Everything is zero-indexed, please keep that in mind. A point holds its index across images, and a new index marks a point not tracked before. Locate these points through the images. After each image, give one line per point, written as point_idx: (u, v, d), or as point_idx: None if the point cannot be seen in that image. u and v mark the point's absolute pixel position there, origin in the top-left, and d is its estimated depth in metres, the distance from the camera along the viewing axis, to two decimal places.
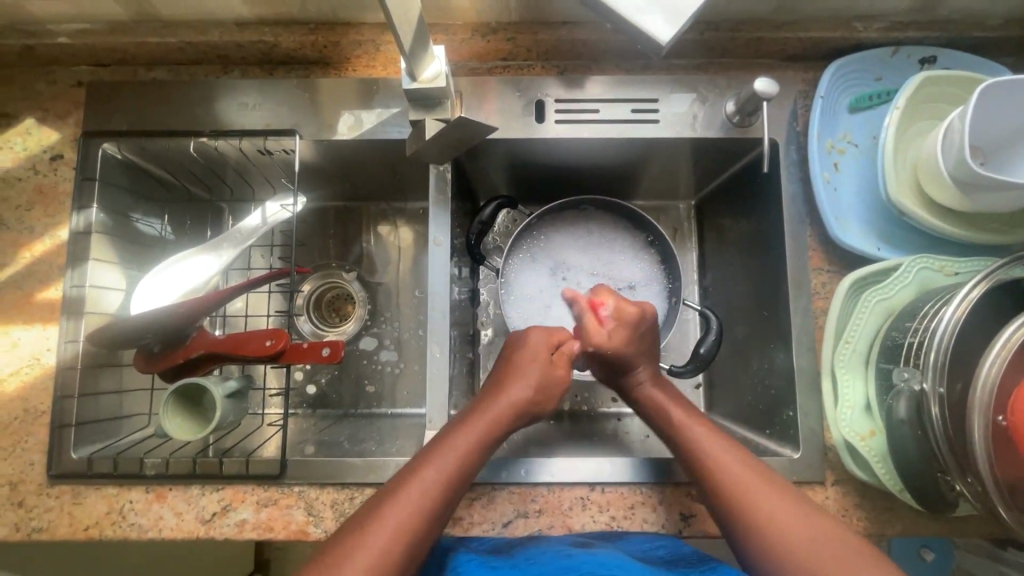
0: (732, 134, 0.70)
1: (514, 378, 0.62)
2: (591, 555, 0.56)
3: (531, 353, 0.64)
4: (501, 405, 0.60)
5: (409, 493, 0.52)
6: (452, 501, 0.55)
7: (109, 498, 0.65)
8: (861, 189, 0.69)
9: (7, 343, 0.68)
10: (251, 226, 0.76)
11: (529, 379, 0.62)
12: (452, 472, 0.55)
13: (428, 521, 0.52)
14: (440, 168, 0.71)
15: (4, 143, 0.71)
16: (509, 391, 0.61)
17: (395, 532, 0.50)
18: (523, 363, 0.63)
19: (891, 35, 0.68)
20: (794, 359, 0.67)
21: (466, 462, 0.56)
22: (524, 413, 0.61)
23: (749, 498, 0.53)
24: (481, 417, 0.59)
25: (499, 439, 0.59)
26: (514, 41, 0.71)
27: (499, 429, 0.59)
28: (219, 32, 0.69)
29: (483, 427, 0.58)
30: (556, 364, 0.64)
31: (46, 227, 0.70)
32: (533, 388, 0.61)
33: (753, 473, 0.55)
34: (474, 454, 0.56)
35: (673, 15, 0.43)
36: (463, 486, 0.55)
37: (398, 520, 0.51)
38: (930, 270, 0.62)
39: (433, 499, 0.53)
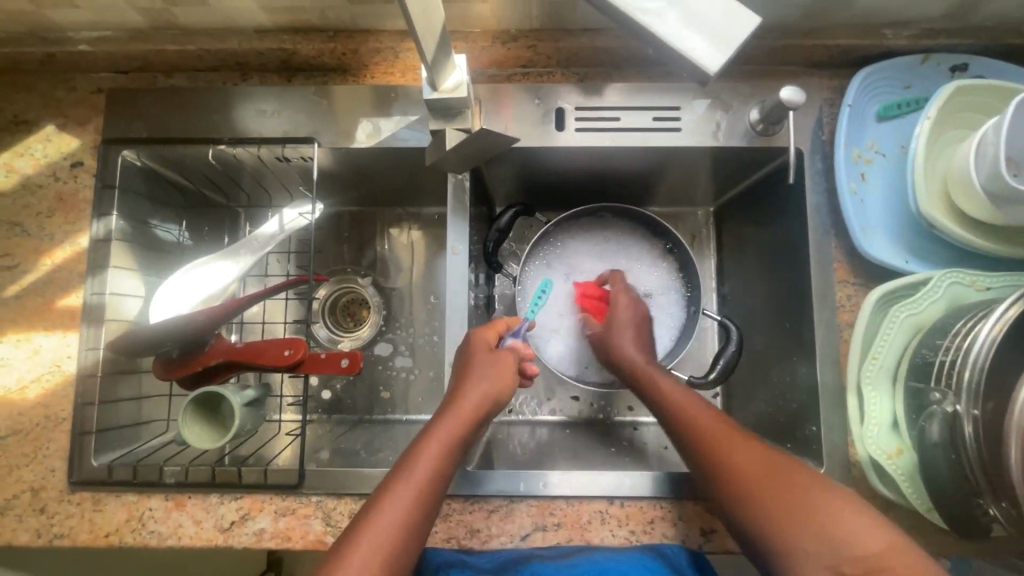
0: (756, 143, 0.69)
1: (473, 376, 0.59)
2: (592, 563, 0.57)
3: (482, 350, 0.62)
4: (465, 404, 0.57)
5: (385, 508, 0.50)
6: (431, 509, 0.52)
7: (129, 506, 0.65)
8: (888, 200, 0.67)
9: (28, 349, 0.68)
10: (268, 233, 0.76)
11: (483, 378, 0.59)
12: (424, 482, 0.52)
13: (408, 530, 0.50)
14: (458, 176, 0.71)
15: (24, 150, 0.72)
16: (471, 390, 0.58)
17: (375, 548, 0.48)
18: (478, 361, 0.61)
19: (921, 43, 0.67)
20: (818, 373, 0.66)
21: (435, 470, 0.53)
22: (490, 407, 0.59)
23: (720, 465, 0.53)
24: (444, 420, 0.56)
25: (469, 437, 0.57)
26: (534, 48, 0.70)
27: (467, 426, 0.56)
28: (239, 40, 0.69)
29: (452, 424, 0.56)
30: (506, 356, 0.62)
31: (66, 234, 0.70)
32: (492, 380, 0.59)
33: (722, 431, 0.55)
34: (445, 459, 0.54)
35: (719, 39, 0.40)
36: (438, 491, 0.53)
37: (376, 536, 0.49)
38: (960, 285, 0.60)
39: (409, 513, 0.51)
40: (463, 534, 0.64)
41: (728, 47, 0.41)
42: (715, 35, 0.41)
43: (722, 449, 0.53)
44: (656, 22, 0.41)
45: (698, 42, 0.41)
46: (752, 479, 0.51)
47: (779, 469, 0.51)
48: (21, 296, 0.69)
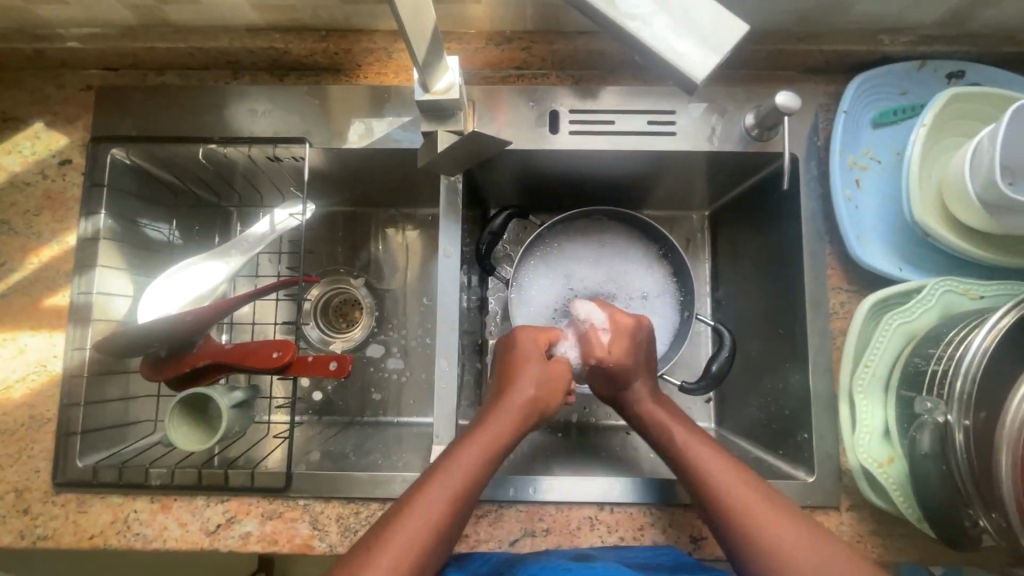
0: (751, 148, 0.69)
1: (518, 384, 0.60)
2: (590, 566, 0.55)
3: (527, 357, 0.62)
4: (507, 412, 0.58)
5: (419, 510, 0.50)
6: (462, 517, 0.52)
7: (114, 508, 0.65)
8: (882, 206, 0.67)
9: (14, 349, 0.67)
10: (259, 233, 0.75)
11: (526, 386, 0.60)
12: (459, 489, 0.52)
13: (438, 536, 0.50)
14: (451, 178, 0.70)
15: (12, 147, 0.71)
16: (513, 397, 0.59)
17: (405, 552, 0.48)
18: (523, 369, 0.61)
19: (918, 49, 0.66)
20: (811, 381, 0.65)
21: (472, 476, 0.53)
22: (530, 416, 0.59)
23: (725, 499, 0.53)
24: (485, 427, 0.56)
25: (508, 446, 0.57)
26: (528, 50, 0.69)
27: (508, 436, 0.56)
28: (230, 38, 0.68)
29: (494, 430, 0.56)
30: (554, 366, 0.62)
31: (54, 232, 0.70)
32: (537, 387, 0.60)
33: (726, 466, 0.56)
34: (483, 465, 0.54)
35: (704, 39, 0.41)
36: (472, 499, 0.53)
37: (406, 539, 0.49)
38: (954, 293, 0.60)
39: (442, 518, 0.51)
40: None
41: (717, 52, 0.41)
42: (703, 41, 0.41)
43: (729, 481, 0.54)
44: (642, 28, 0.41)
45: (684, 48, 0.41)
46: (759, 517, 0.51)
47: (781, 510, 0.51)
48: (7, 295, 0.68)
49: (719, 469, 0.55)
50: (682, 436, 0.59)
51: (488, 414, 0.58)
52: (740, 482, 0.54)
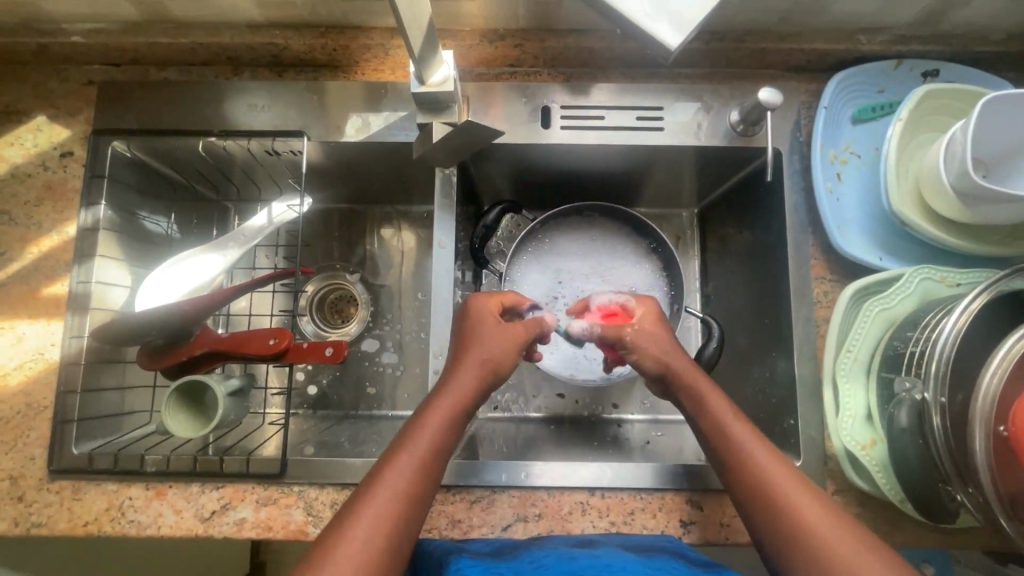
0: (736, 143, 0.71)
1: (475, 347, 0.59)
2: (595, 558, 0.56)
3: (482, 320, 0.61)
4: (466, 375, 0.57)
5: (386, 483, 0.51)
6: (431, 483, 0.53)
7: (109, 495, 0.65)
8: (863, 199, 0.69)
9: (12, 337, 0.68)
10: (257, 225, 0.76)
11: (483, 348, 0.59)
12: (425, 456, 0.53)
13: (408, 503, 0.50)
14: (445, 171, 0.72)
15: (14, 139, 0.72)
16: (468, 361, 0.58)
17: (376, 526, 0.48)
18: (474, 333, 0.60)
19: (894, 48, 0.69)
20: (796, 367, 0.67)
21: (435, 442, 0.54)
22: (490, 375, 0.58)
23: (749, 472, 0.52)
24: (445, 393, 0.56)
25: (470, 407, 0.57)
26: (521, 47, 0.71)
27: (468, 397, 0.57)
28: (230, 34, 0.70)
29: (453, 397, 0.56)
30: (513, 326, 0.61)
31: (54, 223, 0.71)
32: (494, 348, 0.59)
33: (753, 442, 0.53)
34: (446, 429, 0.55)
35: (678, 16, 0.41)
36: (440, 462, 0.54)
37: (375, 514, 0.49)
38: (931, 280, 0.62)
39: (410, 486, 0.51)
40: (445, 525, 0.64)
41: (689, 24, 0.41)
42: (675, 16, 0.41)
43: (753, 458, 0.52)
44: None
45: (659, 20, 0.41)
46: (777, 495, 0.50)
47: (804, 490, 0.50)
48: (6, 284, 0.69)
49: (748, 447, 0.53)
50: (715, 404, 0.56)
51: (447, 380, 0.58)
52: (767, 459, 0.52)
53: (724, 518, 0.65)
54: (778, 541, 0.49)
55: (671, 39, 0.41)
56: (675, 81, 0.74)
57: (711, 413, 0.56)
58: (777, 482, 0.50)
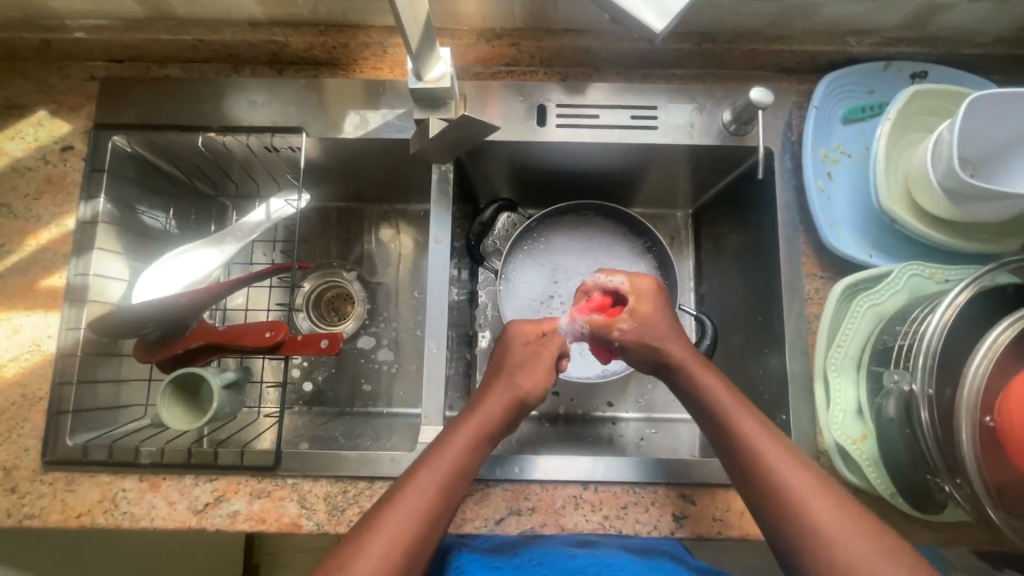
0: (729, 141, 0.72)
1: (505, 372, 0.60)
2: (594, 557, 0.57)
3: (518, 349, 0.62)
4: (493, 399, 0.59)
5: (408, 499, 0.52)
6: (452, 503, 0.54)
7: (102, 486, 0.65)
8: (855, 198, 0.71)
9: (8, 329, 0.68)
10: (254, 221, 0.77)
11: (515, 380, 0.60)
12: (447, 473, 0.54)
13: (429, 522, 0.51)
14: (442, 167, 0.73)
15: (15, 133, 0.73)
16: (499, 391, 0.59)
17: (395, 541, 0.49)
18: (506, 362, 0.61)
19: (882, 51, 0.71)
20: (788, 363, 0.67)
21: (460, 465, 0.55)
22: (519, 406, 0.59)
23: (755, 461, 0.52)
24: (472, 416, 0.58)
25: (495, 434, 0.58)
26: (517, 47, 0.73)
27: (495, 420, 0.58)
28: (231, 31, 0.71)
29: (479, 422, 0.57)
30: (541, 347, 0.62)
31: (53, 216, 0.71)
32: (526, 373, 0.60)
33: (763, 436, 0.54)
34: (471, 454, 0.56)
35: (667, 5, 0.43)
36: (462, 483, 0.55)
37: (395, 528, 0.50)
38: (920, 277, 0.63)
39: (431, 505, 0.52)
40: None
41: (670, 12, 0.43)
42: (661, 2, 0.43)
43: (787, 474, 0.51)
44: None
45: (647, 5, 0.42)
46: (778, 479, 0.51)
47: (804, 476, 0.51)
48: (4, 275, 0.70)
49: (766, 448, 0.53)
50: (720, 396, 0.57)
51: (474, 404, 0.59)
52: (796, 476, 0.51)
53: (717, 513, 0.65)
54: (792, 536, 0.49)
55: (655, 22, 0.42)
56: (669, 81, 0.75)
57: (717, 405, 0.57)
58: (788, 475, 0.51)
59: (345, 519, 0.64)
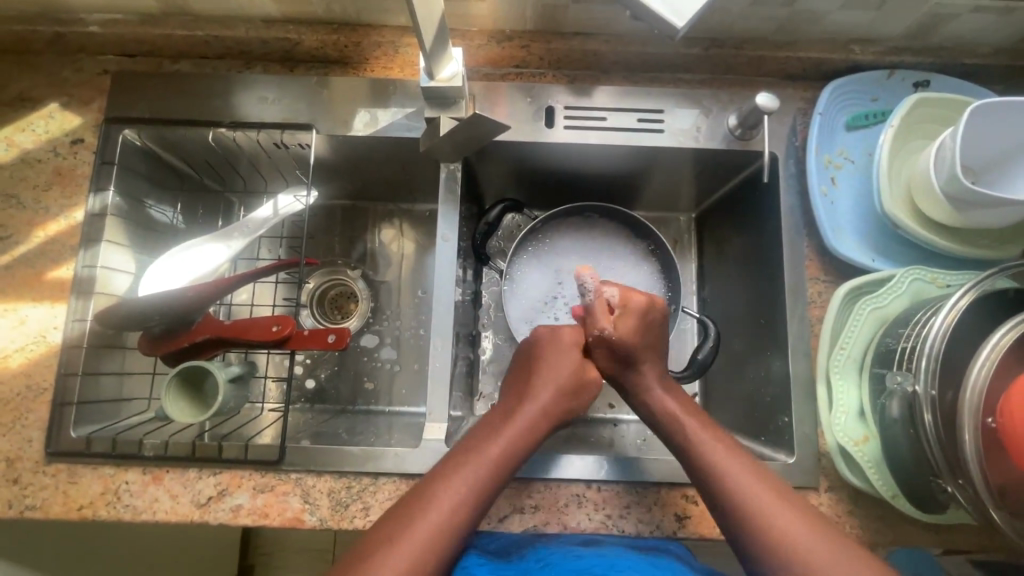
0: (734, 146, 0.73)
1: (546, 379, 0.63)
2: (599, 556, 0.58)
3: (556, 354, 0.65)
4: (532, 408, 0.61)
5: (439, 500, 0.53)
6: (481, 507, 0.55)
7: (105, 478, 0.65)
8: (857, 203, 0.71)
9: (14, 319, 0.68)
10: (261, 217, 0.77)
11: (556, 385, 0.63)
12: (480, 477, 0.56)
13: (460, 523, 0.53)
14: (450, 166, 0.74)
15: (26, 125, 0.73)
16: (536, 401, 0.62)
17: (428, 536, 0.51)
18: (543, 372, 0.64)
19: (886, 59, 0.72)
20: (790, 365, 0.68)
21: (495, 469, 0.56)
22: (555, 415, 0.62)
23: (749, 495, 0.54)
24: (507, 424, 0.60)
25: (531, 442, 0.60)
26: (527, 48, 0.74)
27: (531, 428, 0.60)
28: (245, 28, 0.72)
29: (515, 430, 0.59)
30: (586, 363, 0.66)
31: (62, 208, 0.72)
32: (568, 382, 0.63)
33: (749, 470, 0.56)
34: (506, 460, 0.57)
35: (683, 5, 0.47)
36: (494, 488, 0.56)
37: (428, 528, 0.52)
38: (921, 281, 0.64)
39: (463, 508, 0.54)
40: None
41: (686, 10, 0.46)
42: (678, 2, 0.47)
43: (759, 496, 0.53)
44: None
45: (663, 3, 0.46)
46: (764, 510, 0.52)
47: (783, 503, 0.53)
48: (11, 266, 0.70)
49: (746, 478, 0.55)
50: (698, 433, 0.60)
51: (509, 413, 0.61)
52: (760, 492, 0.54)
53: None
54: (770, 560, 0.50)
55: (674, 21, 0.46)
56: (677, 85, 0.76)
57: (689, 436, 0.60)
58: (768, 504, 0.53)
59: (349, 515, 0.64)
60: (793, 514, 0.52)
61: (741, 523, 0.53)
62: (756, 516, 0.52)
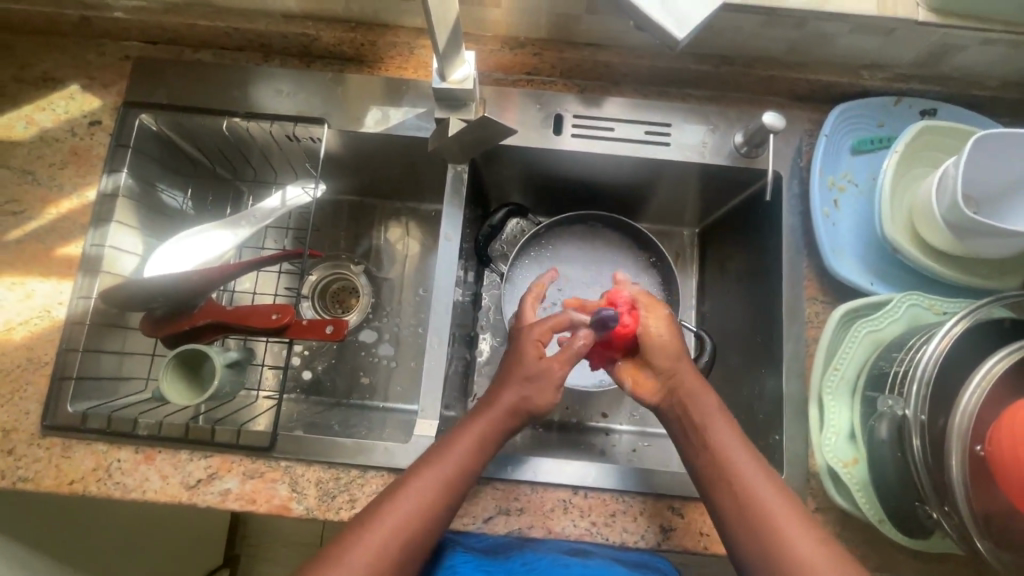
0: (739, 163, 0.74)
1: (516, 374, 0.61)
2: (587, 569, 0.60)
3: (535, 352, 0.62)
4: (500, 407, 0.59)
5: (412, 493, 0.55)
6: (453, 503, 0.56)
7: (98, 455, 0.66)
8: (859, 226, 0.72)
9: (21, 293, 0.70)
10: (268, 208, 0.78)
11: (530, 386, 0.60)
12: (449, 477, 0.56)
13: (432, 515, 0.54)
14: (457, 167, 0.75)
15: (46, 105, 0.75)
16: (504, 397, 0.60)
17: (398, 531, 0.53)
18: (518, 368, 0.61)
19: (894, 86, 0.73)
20: (783, 384, 0.68)
21: (460, 469, 0.56)
22: (523, 414, 0.60)
23: (745, 498, 0.54)
24: (476, 423, 0.59)
25: (498, 440, 0.59)
26: (540, 56, 0.75)
27: (498, 428, 0.59)
28: (266, 22, 0.74)
29: (481, 430, 0.59)
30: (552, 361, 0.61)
31: (76, 186, 0.73)
32: (535, 379, 0.60)
33: (758, 476, 0.55)
34: (473, 459, 0.57)
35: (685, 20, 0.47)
36: (468, 483, 0.57)
37: (398, 521, 0.53)
38: (918, 306, 0.64)
39: (433, 503, 0.55)
40: None
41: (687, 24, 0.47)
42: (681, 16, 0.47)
43: (767, 503, 0.53)
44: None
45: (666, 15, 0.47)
46: (761, 520, 0.52)
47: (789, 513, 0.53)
48: (22, 241, 0.71)
49: (751, 480, 0.54)
50: (713, 426, 0.58)
51: (478, 410, 0.60)
52: (776, 502, 0.53)
53: (704, 528, 0.65)
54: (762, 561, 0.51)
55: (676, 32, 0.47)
56: (685, 101, 0.77)
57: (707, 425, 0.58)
58: (773, 511, 0.53)
59: (335, 506, 0.65)
60: (795, 524, 0.52)
61: (746, 526, 0.53)
62: (758, 518, 0.53)
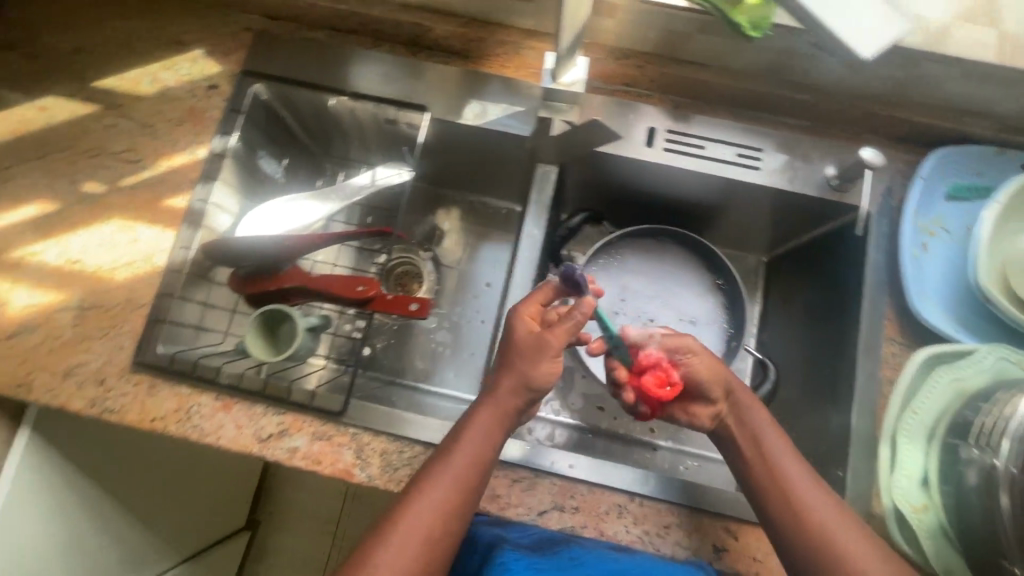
0: (829, 196, 0.73)
1: (514, 365, 0.59)
2: (635, 560, 0.60)
3: (525, 338, 0.60)
4: (506, 393, 0.59)
5: (435, 485, 0.54)
6: (474, 493, 0.56)
7: (180, 397, 0.69)
8: (947, 272, 0.71)
9: (128, 237, 0.74)
10: (358, 184, 0.84)
11: (524, 371, 0.59)
12: (464, 465, 0.56)
13: (455, 504, 0.54)
14: (545, 168, 0.79)
15: (172, 65, 0.80)
16: (504, 382, 0.59)
17: (431, 519, 0.53)
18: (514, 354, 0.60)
19: (996, 136, 0.73)
20: (853, 420, 0.67)
21: (476, 458, 0.56)
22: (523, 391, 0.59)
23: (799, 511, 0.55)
24: (481, 410, 0.58)
25: (504, 423, 0.59)
26: (642, 68, 0.77)
27: (504, 413, 0.58)
28: (386, 10, 0.78)
29: (489, 416, 0.58)
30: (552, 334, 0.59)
31: (189, 143, 0.78)
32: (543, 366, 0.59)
33: (813, 492, 0.56)
34: (484, 446, 0.57)
35: None
36: (483, 469, 0.57)
37: (433, 508, 0.54)
38: (1006, 361, 0.64)
39: (453, 493, 0.54)
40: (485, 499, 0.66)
41: None
42: None
43: (820, 516, 0.54)
44: None
45: None
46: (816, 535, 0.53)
47: (846, 525, 0.54)
48: (135, 188, 0.76)
49: (802, 493, 0.56)
50: (768, 441, 0.60)
51: (483, 396, 0.60)
52: (825, 507, 0.55)
53: (757, 554, 0.65)
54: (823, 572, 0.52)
55: None
56: (778, 128, 0.78)
57: (761, 438, 0.60)
58: (830, 526, 0.54)
59: (396, 477, 0.67)
60: (849, 534, 0.53)
61: (804, 540, 0.54)
62: (817, 531, 0.54)
